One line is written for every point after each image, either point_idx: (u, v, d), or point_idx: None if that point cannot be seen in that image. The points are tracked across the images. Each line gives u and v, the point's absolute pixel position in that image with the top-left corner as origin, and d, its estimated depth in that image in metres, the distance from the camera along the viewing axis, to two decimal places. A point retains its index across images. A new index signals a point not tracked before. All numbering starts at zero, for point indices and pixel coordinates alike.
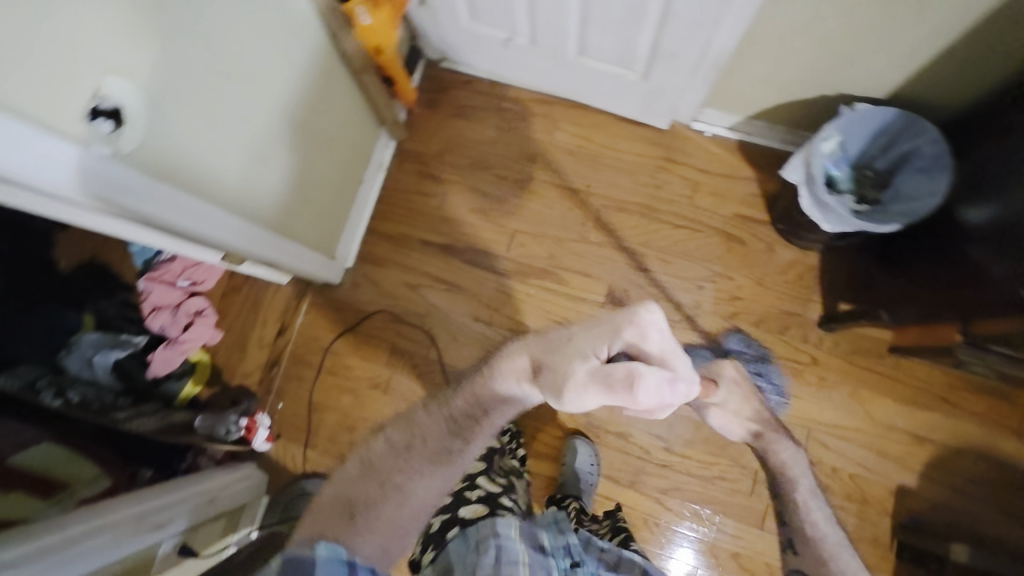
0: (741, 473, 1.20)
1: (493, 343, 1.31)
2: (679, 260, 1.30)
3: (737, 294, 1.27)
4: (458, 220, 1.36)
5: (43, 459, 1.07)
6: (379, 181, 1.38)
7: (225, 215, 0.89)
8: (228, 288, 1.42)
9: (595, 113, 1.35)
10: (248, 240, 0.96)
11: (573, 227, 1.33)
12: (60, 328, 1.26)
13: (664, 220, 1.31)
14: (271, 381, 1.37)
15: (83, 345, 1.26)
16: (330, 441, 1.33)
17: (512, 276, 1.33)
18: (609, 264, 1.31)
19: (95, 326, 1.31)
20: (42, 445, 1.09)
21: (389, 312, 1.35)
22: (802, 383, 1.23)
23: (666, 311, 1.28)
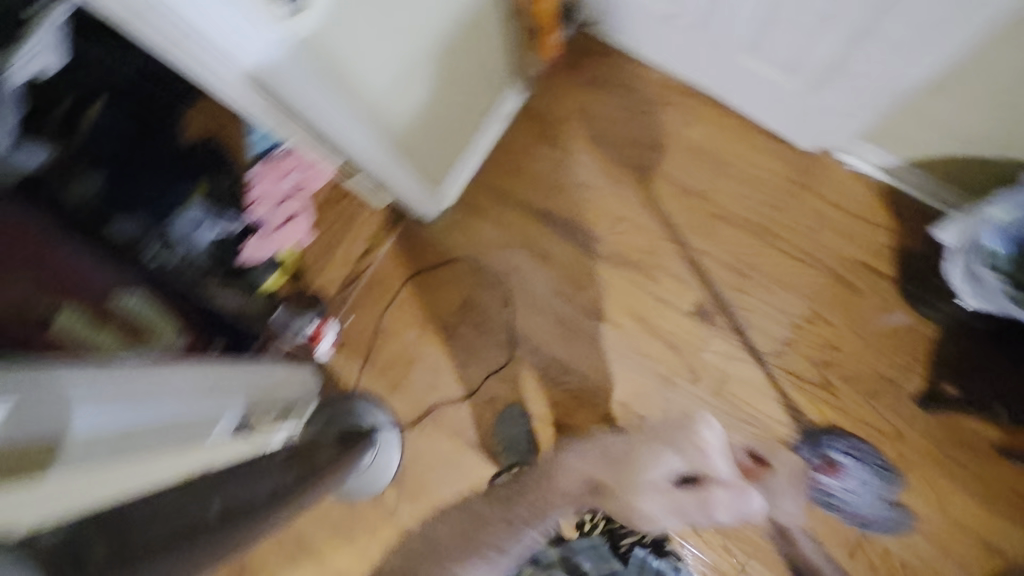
0: (783, 523, 1.16)
1: (567, 322, 1.29)
2: (783, 291, 1.22)
3: (834, 343, 1.20)
4: (565, 191, 1.33)
5: (136, 306, 1.08)
6: (499, 131, 1.34)
7: (358, 122, 0.91)
8: (328, 197, 1.50)
9: (737, 117, 1.28)
10: (369, 151, 0.98)
11: (681, 228, 1.27)
12: (171, 188, 1.24)
13: (778, 247, 1.24)
14: (346, 297, 1.41)
15: (188, 215, 1.24)
16: (387, 368, 1.36)
17: (604, 260, 1.30)
18: (708, 276, 1.25)
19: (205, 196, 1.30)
20: (136, 294, 1.09)
21: (474, 263, 1.35)
22: (876, 453, 1.16)
23: (753, 339, 1.22)
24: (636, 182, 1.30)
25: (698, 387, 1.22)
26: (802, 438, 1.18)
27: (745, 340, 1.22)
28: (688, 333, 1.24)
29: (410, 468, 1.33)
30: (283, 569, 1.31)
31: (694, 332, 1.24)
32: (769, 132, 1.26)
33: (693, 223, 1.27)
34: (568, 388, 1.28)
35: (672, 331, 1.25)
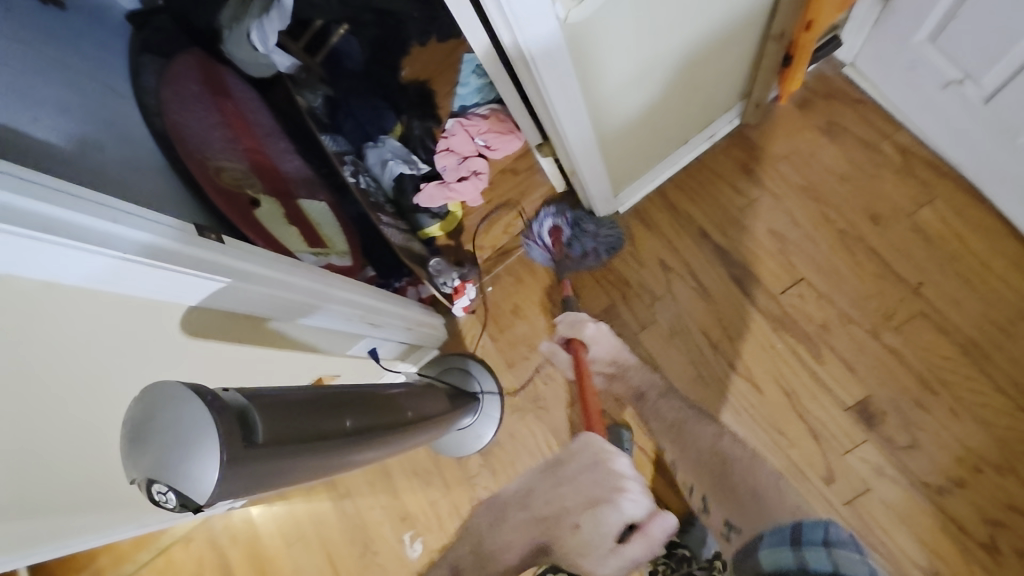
0: None
1: (705, 367, 1.21)
2: (974, 425, 1.04)
3: (1020, 505, 1.01)
4: (751, 233, 1.23)
5: (318, 214, 1.27)
6: (699, 150, 1.27)
7: (584, 114, 0.89)
8: (508, 167, 1.47)
9: (987, 214, 1.09)
10: (580, 143, 0.96)
11: (871, 313, 1.12)
12: (379, 122, 1.38)
13: (986, 374, 1.05)
14: (495, 265, 1.44)
15: (386, 146, 1.36)
16: (510, 345, 1.38)
17: (768, 318, 1.18)
18: (885, 375, 1.09)
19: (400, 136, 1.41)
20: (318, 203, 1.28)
21: (628, 274, 1.30)
22: None
23: (916, 464, 1.05)
24: (834, 248, 1.17)
25: (830, 490, 1.09)
26: None
27: (905, 461, 1.06)
28: (839, 429, 1.10)
29: (500, 445, 1.34)
30: (361, 488, 1.40)
31: (846, 430, 1.10)
32: (1022, 241, 1.07)
33: (888, 313, 1.11)
34: None
35: (820, 419, 1.12)
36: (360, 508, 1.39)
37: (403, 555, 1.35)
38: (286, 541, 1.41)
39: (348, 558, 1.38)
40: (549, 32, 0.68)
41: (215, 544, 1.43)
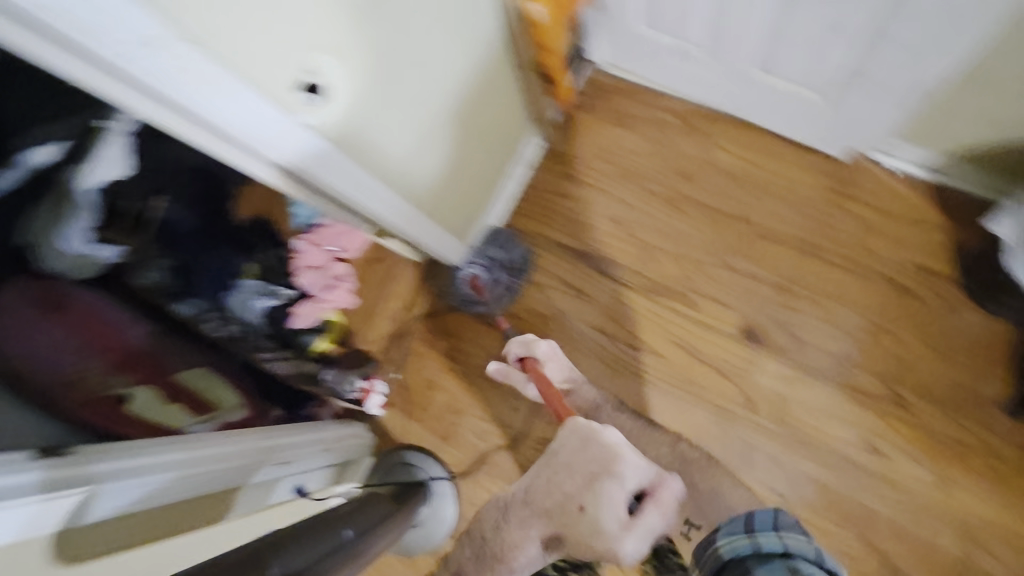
0: (871, 555, 1.05)
1: (611, 357, 1.27)
2: (837, 305, 1.15)
3: (904, 354, 1.10)
4: (594, 227, 1.34)
5: (197, 380, 1.21)
6: (521, 177, 1.39)
7: (386, 189, 0.95)
8: (370, 258, 1.52)
9: (761, 135, 1.27)
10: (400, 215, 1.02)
11: (718, 251, 1.24)
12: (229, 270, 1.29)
13: (825, 260, 1.18)
14: (393, 351, 1.45)
15: (245, 288, 1.30)
16: (437, 419, 1.37)
17: (642, 293, 1.28)
18: (751, 295, 1.21)
19: (258, 273, 1.34)
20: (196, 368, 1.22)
21: (511, 307, 1.36)
22: (970, 472, 1.04)
23: (811, 358, 1.15)
24: (664, 211, 1.30)
25: (757, 415, 1.16)
26: (882, 463, 1.08)
27: (801, 361, 1.15)
28: (738, 359, 1.19)
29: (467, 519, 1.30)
30: None
31: (744, 357, 1.19)
32: (796, 145, 1.25)
33: (728, 244, 1.24)
34: None
35: (720, 357, 1.20)
36: None
37: None
38: None
39: None
40: (302, 139, 0.73)
41: None
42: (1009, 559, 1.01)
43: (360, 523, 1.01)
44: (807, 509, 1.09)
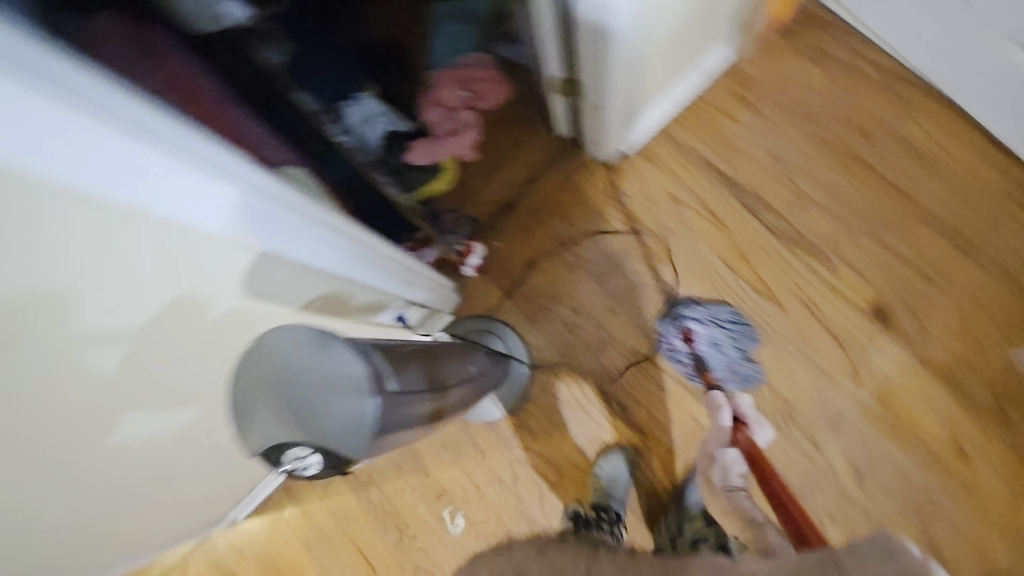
0: (924, 541, 1.09)
1: (730, 293, 1.24)
2: (972, 309, 1.16)
3: (1018, 374, 1.12)
4: (753, 159, 1.27)
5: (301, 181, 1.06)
6: (695, 87, 1.31)
7: (640, 12, 0.88)
8: (498, 117, 1.43)
9: (957, 121, 1.22)
10: (625, 57, 0.97)
11: (875, 222, 1.21)
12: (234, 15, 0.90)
13: (975, 264, 1.17)
14: (498, 219, 1.37)
15: (366, 104, 1.18)
16: (529, 300, 1.32)
17: (782, 240, 1.24)
18: (891, 276, 1.19)
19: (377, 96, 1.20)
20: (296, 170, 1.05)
21: (640, 213, 1.30)
22: None
23: (932, 352, 1.15)
24: (835, 167, 1.24)
25: (859, 390, 1.16)
26: (965, 467, 1.11)
27: (919, 352, 1.15)
28: (859, 333, 1.18)
29: (534, 404, 1.29)
30: (387, 472, 1.31)
31: (865, 332, 1.18)
32: (988, 143, 1.21)
33: (886, 220, 1.21)
34: (719, 359, 1.22)
35: (842, 326, 1.19)
36: (388, 494, 1.31)
37: (445, 534, 1.27)
38: (310, 540, 1.32)
39: (381, 549, 1.29)
40: None
41: (232, 561, 1.32)
42: None
43: (460, 405, 0.87)
44: (878, 487, 1.13)
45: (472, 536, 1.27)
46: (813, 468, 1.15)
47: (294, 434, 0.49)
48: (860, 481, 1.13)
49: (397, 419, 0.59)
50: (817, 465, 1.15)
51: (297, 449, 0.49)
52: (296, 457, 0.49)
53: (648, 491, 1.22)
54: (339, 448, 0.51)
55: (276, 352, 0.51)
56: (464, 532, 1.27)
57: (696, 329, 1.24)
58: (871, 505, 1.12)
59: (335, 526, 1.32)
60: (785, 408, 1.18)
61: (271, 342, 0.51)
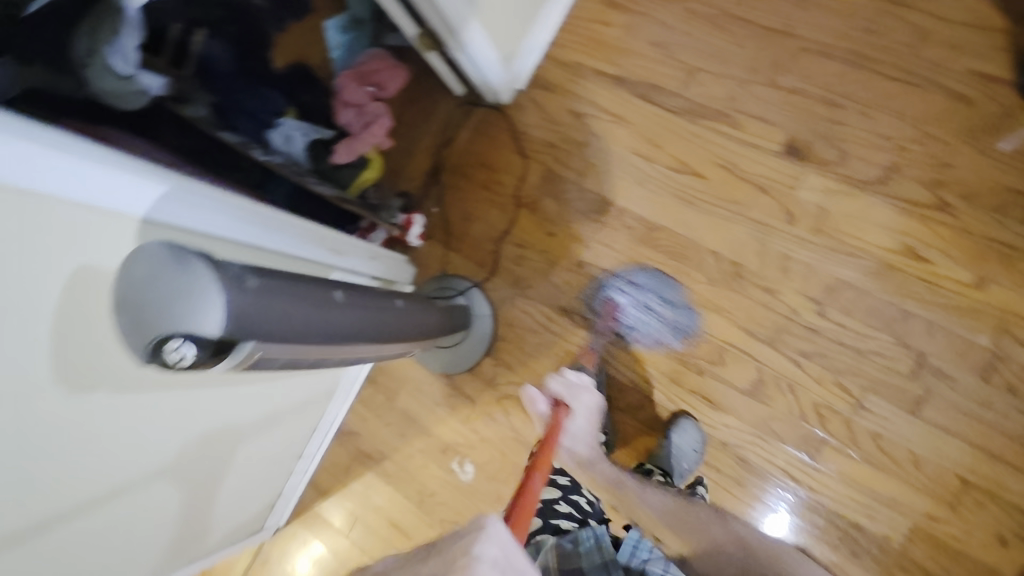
0: (902, 350, 1.08)
1: (650, 180, 1.28)
2: (884, 116, 1.14)
3: (949, 161, 1.10)
4: (635, 53, 1.32)
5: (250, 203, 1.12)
6: (563, 8, 1.37)
7: None
8: (406, 99, 1.51)
9: None
10: None
11: (763, 68, 1.22)
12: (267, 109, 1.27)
13: (875, 72, 1.16)
14: (429, 188, 1.47)
15: (288, 126, 1.30)
16: (473, 247, 1.40)
17: (683, 115, 1.27)
18: (797, 112, 1.19)
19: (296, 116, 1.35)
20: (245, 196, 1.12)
21: (550, 137, 1.37)
22: (1009, 270, 1.04)
23: (858, 169, 1.14)
24: (712, 33, 1.27)
25: (796, 227, 1.16)
26: (920, 265, 1.09)
27: (844, 172, 1.15)
28: (780, 174, 1.19)
29: (506, 340, 1.35)
30: (394, 444, 1.41)
31: (787, 171, 1.18)
32: None
33: (774, 62, 1.22)
34: (658, 244, 1.25)
35: (762, 174, 1.20)
36: (402, 461, 1.39)
37: (457, 482, 1.34)
38: (345, 525, 1.41)
39: (408, 515, 1.38)
40: None
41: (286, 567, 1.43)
42: None
43: (393, 330, 0.97)
44: (842, 312, 1.12)
45: (482, 479, 1.32)
46: (773, 315, 1.16)
47: (164, 330, 0.56)
48: (823, 312, 1.13)
49: (292, 321, 0.69)
50: (778, 311, 1.16)
51: (171, 341, 0.57)
52: (175, 350, 0.57)
53: (627, 386, 1.24)
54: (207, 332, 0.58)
55: (139, 274, 0.57)
56: (475, 477, 1.33)
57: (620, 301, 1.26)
58: (840, 332, 1.12)
59: (364, 506, 1.41)
60: (732, 268, 1.19)
61: (139, 270, 0.57)
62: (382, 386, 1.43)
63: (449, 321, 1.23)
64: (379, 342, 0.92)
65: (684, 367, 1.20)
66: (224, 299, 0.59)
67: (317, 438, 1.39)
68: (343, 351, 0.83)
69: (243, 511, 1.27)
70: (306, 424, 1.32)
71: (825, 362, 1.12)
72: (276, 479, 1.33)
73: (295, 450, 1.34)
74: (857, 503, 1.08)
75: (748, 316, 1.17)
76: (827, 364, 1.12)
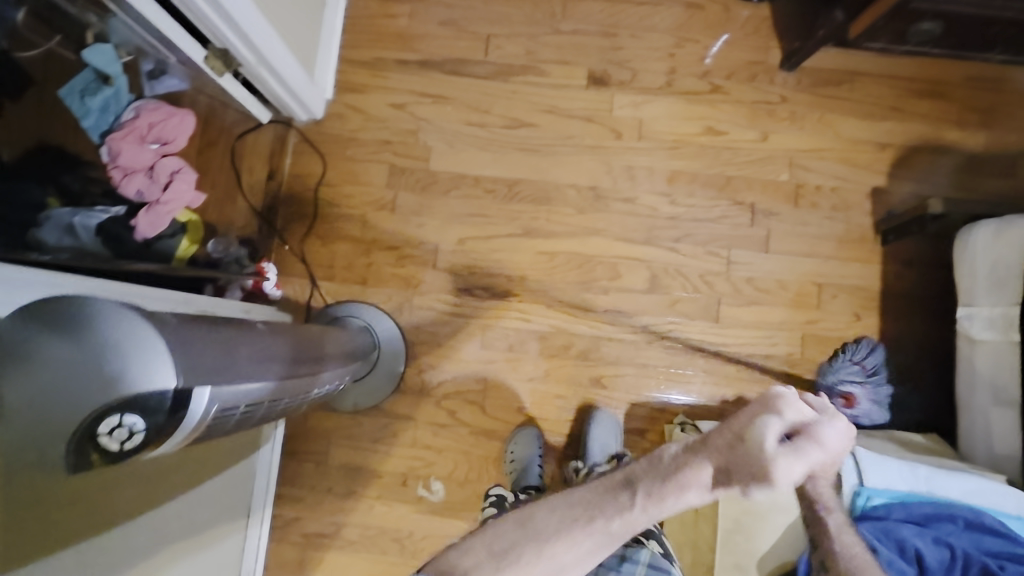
0: (739, 207, 1.30)
1: (492, 143, 1.34)
2: (649, 33, 1.36)
3: (707, 53, 1.36)
4: (428, 36, 1.36)
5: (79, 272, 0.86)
6: (341, 10, 1.35)
7: None
8: (203, 144, 1.32)
9: None
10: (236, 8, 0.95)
11: (544, 20, 1.36)
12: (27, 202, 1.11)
13: (628, 0, 1.37)
14: (271, 227, 1.33)
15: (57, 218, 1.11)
16: (349, 268, 1.31)
17: (495, 78, 1.35)
18: (584, 49, 1.36)
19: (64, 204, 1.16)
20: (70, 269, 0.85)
21: (382, 136, 1.34)
22: (777, 120, 1.33)
23: (650, 80, 1.35)
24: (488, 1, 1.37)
25: (626, 141, 1.33)
26: (721, 137, 1.33)
27: (641, 86, 1.34)
28: (595, 103, 1.34)
29: (422, 344, 1.29)
30: (348, 506, 1.25)
31: (599, 99, 1.34)
32: None
33: (550, 12, 1.37)
34: (523, 196, 1.32)
35: (580, 107, 1.34)
36: (364, 518, 1.24)
37: (432, 506, 1.24)
38: None
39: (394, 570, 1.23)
40: None
41: None
42: (821, 168, 1.32)
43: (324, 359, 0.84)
44: (687, 195, 1.31)
45: (456, 489, 1.25)
46: (639, 218, 1.31)
47: (89, 409, 0.42)
48: (674, 202, 1.31)
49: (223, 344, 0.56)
50: (642, 214, 1.31)
51: (107, 419, 0.43)
52: (112, 427, 0.43)
53: (554, 333, 1.28)
54: (156, 390, 0.45)
55: (25, 353, 0.42)
56: (447, 491, 1.24)
57: (856, 392, 1.18)
58: (692, 211, 1.31)
59: None
60: (592, 193, 1.31)
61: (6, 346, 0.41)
62: (306, 453, 1.26)
63: (356, 343, 1.11)
64: (322, 369, 0.81)
65: (591, 293, 1.29)
66: (161, 343, 0.46)
67: (251, 481, 1.18)
68: (294, 387, 0.70)
69: None
70: (230, 467, 1.09)
71: (693, 240, 1.30)
72: (229, 540, 1.12)
73: (233, 503, 1.12)
74: (762, 338, 1.27)
75: (622, 227, 1.31)
76: (695, 241, 1.30)
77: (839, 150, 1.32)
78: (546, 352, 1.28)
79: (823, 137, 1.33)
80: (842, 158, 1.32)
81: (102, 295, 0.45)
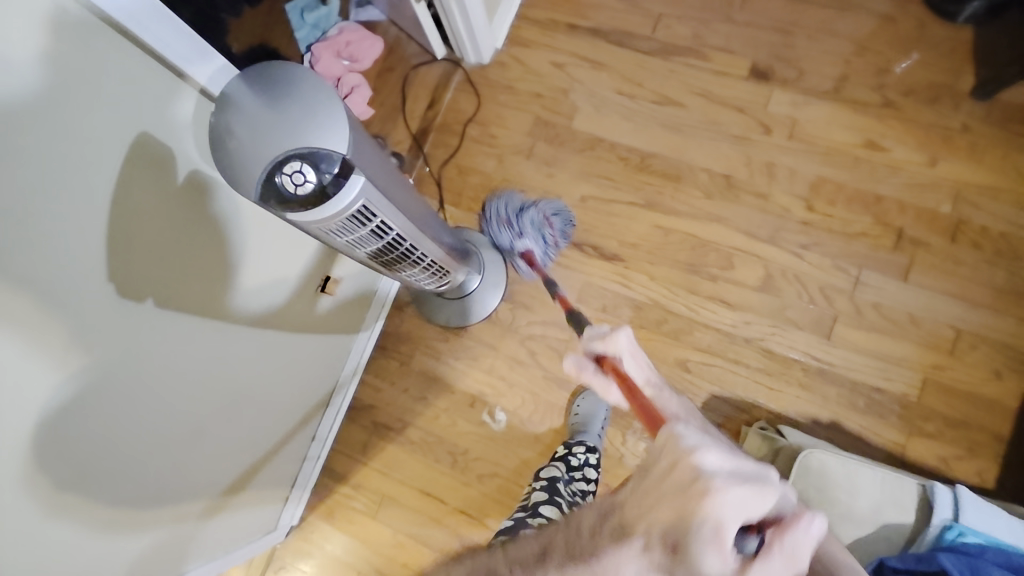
0: (884, 228, 1.22)
1: (637, 115, 1.37)
2: (827, 37, 1.32)
3: (887, 67, 1.29)
4: (604, 7, 1.44)
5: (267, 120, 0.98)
6: None
7: None
8: (383, 68, 1.50)
9: None
10: None
11: (720, 8, 1.38)
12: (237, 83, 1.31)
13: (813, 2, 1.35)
14: (419, 149, 1.47)
15: None
16: (474, 199, 1.41)
17: (656, 55, 1.39)
18: (754, 41, 1.35)
19: None
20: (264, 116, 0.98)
21: (536, 88, 1.44)
22: (952, 148, 1.23)
23: (816, 83, 1.31)
24: None
25: (774, 137, 1.30)
26: (881, 153, 1.25)
27: (805, 87, 1.31)
28: (751, 94, 1.33)
29: (521, 283, 1.35)
30: (416, 409, 1.34)
31: (756, 91, 1.33)
32: None
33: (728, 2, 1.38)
34: (655, 169, 1.34)
35: (734, 96, 1.33)
36: (428, 425, 1.33)
37: (491, 433, 1.29)
38: (372, 507, 1.31)
39: (441, 480, 1.30)
40: None
41: (310, 575, 1.30)
42: (993, 208, 1.19)
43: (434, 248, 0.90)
44: (826, 203, 1.25)
45: (516, 425, 1.29)
46: (768, 216, 1.27)
47: (281, 151, 0.53)
48: (811, 207, 1.26)
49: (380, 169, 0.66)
50: (772, 212, 1.27)
51: (289, 164, 0.54)
52: (290, 171, 0.54)
53: (650, 305, 1.28)
54: (335, 153, 0.55)
55: (246, 99, 0.54)
56: (508, 423, 1.29)
57: (534, 248, 1.26)
58: (828, 221, 1.24)
59: (390, 484, 1.32)
60: (725, 180, 1.30)
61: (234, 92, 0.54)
62: (394, 352, 1.38)
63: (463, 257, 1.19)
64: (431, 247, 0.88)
65: (698, 276, 1.27)
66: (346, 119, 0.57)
67: (346, 357, 1.31)
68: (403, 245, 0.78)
69: (267, 496, 1.17)
70: (330, 333, 1.24)
71: (822, 250, 1.23)
72: (314, 404, 1.26)
73: (325, 373, 1.26)
74: (874, 369, 1.17)
75: (748, 219, 1.28)
76: (824, 251, 1.23)
77: (1020, 193, 1.19)
78: (636, 321, 1.28)
79: (1004, 176, 1.20)
80: (1022, 203, 1.18)
81: (306, 68, 0.56)
